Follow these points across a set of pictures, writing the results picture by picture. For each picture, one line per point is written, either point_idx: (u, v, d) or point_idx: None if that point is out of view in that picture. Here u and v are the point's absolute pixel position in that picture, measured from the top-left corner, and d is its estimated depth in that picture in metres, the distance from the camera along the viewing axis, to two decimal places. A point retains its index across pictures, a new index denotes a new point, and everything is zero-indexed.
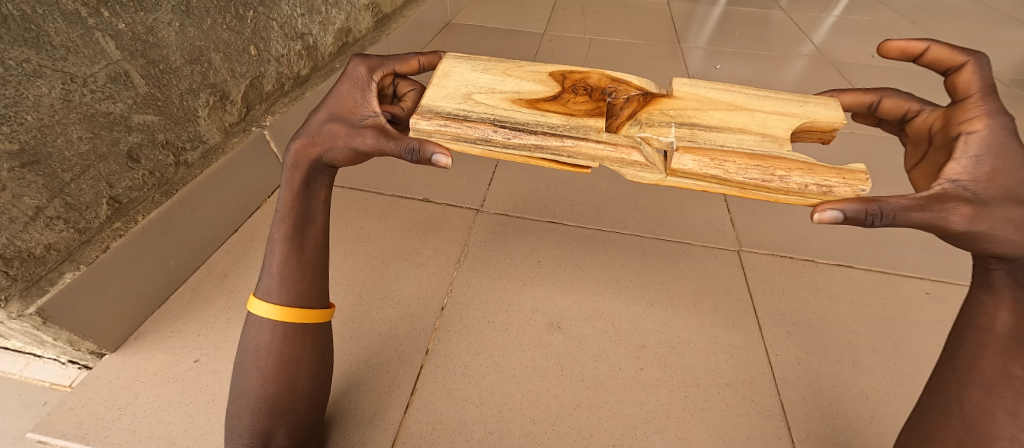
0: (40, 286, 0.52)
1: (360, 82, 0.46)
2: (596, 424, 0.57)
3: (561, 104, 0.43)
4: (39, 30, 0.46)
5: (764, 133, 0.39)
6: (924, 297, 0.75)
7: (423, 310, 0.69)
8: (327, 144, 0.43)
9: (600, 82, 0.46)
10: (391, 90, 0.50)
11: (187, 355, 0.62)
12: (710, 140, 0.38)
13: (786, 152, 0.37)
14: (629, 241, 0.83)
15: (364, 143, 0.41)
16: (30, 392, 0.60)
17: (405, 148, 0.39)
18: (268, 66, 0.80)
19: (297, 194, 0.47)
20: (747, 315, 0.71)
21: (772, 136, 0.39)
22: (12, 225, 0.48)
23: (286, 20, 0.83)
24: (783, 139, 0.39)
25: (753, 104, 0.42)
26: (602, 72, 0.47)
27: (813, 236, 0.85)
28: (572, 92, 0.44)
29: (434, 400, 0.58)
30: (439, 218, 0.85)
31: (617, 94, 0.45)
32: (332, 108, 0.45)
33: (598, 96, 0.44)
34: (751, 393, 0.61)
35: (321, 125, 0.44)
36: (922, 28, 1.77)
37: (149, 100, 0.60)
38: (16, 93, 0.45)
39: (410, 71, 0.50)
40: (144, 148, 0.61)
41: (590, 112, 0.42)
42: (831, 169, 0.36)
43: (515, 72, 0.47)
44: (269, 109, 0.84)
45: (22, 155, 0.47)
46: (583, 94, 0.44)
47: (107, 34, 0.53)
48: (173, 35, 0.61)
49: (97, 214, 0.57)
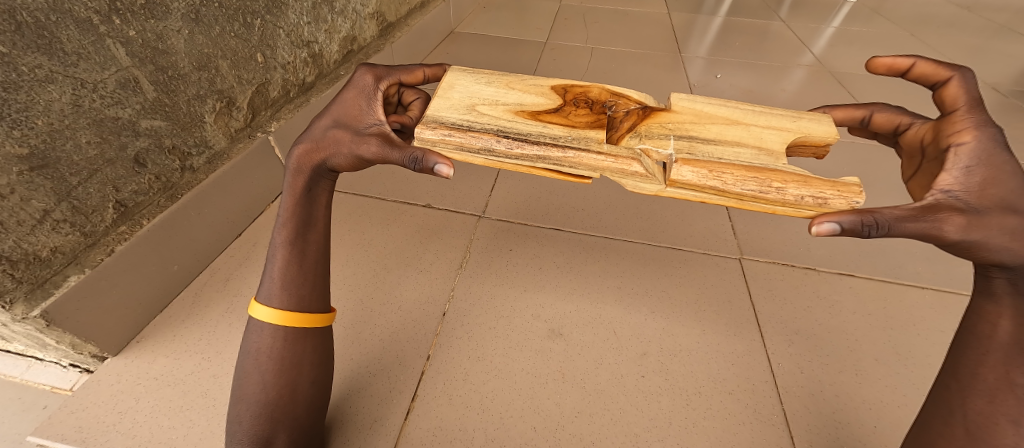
0: (45, 289, 0.52)
1: (366, 90, 0.46)
2: (597, 432, 0.57)
3: (562, 116, 0.44)
4: (52, 37, 0.47)
5: (760, 146, 0.40)
6: (926, 306, 0.75)
7: (424, 315, 0.69)
8: (331, 150, 0.44)
9: (600, 97, 0.46)
10: (395, 99, 0.51)
11: (188, 359, 0.62)
12: (707, 153, 0.39)
13: (782, 165, 0.38)
14: (631, 248, 0.83)
15: (369, 150, 0.42)
16: (31, 395, 0.60)
17: (409, 157, 0.39)
18: (274, 73, 0.82)
19: (299, 198, 0.47)
20: (749, 323, 0.71)
21: (767, 149, 0.40)
22: (20, 227, 0.48)
23: (292, 28, 0.84)
24: (779, 153, 0.39)
25: (748, 118, 0.43)
26: (602, 87, 0.47)
27: (815, 244, 0.85)
28: (573, 105, 0.45)
29: (435, 406, 0.58)
30: (440, 224, 0.86)
31: (617, 107, 0.45)
32: (338, 115, 0.45)
33: (600, 109, 0.45)
34: (754, 402, 0.60)
35: (325, 131, 0.45)
36: (921, 39, 1.80)
37: (157, 106, 0.60)
38: (28, 98, 0.46)
39: (415, 81, 0.51)
40: (151, 153, 0.62)
41: (592, 124, 0.43)
42: (825, 183, 0.36)
43: (517, 87, 0.48)
44: (274, 116, 0.85)
45: (31, 158, 0.47)
46: (584, 108, 0.45)
47: (117, 41, 0.54)
48: (182, 43, 0.62)
49: (103, 217, 0.58)
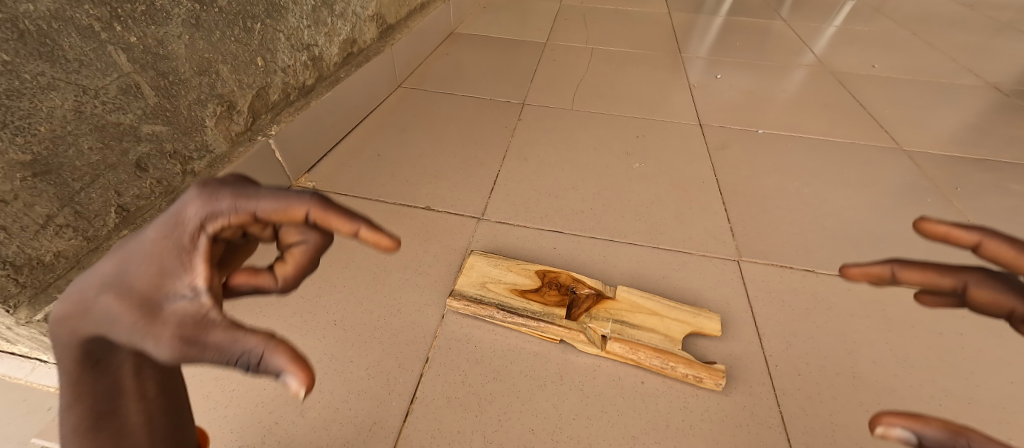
0: (49, 293, 0.52)
1: (177, 246, 0.23)
2: (595, 434, 0.57)
3: (539, 295, 0.70)
4: (54, 45, 0.47)
5: (667, 333, 0.65)
6: (925, 308, 0.75)
7: (424, 317, 0.70)
8: (101, 330, 0.24)
9: (567, 278, 0.73)
10: (263, 232, 0.27)
11: (190, 361, 0.63)
12: (632, 334, 0.64)
13: (678, 350, 0.63)
14: (630, 251, 0.83)
15: (162, 353, 0.23)
16: (36, 397, 0.61)
17: (236, 357, 0.22)
18: (274, 77, 0.83)
19: (78, 373, 0.27)
20: (747, 325, 0.71)
21: (671, 336, 0.65)
22: (23, 233, 0.49)
23: (292, 32, 0.86)
24: (677, 340, 0.65)
25: (665, 310, 0.69)
26: (569, 272, 0.74)
27: (813, 246, 0.85)
28: (548, 286, 0.71)
29: (434, 409, 0.59)
30: (440, 226, 0.86)
31: (577, 291, 0.71)
32: (115, 265, 0.24)
33: (565, 293, 0.71)
34: (751, 404, 0.61)
35: (95, 299, 0.24)
36: (922, 39, 1.79)
37: (158, 111, 0.61)
38: (31, 105, 0.46)
39: (292, 221, 0.25)
40: (153, 157, 0.62)
41: (557, 304, 0.69)
42: (703, 367, 0.61)
43: (512, 264, 0.75)
44: (274, 119, 0.86)
45: (33, 165, 0.48)
46: (554, 288, 0.71)
47: (119, 47, 0.54)
48: (182, 48, 0.63)
49: (105, 222, 0.58)
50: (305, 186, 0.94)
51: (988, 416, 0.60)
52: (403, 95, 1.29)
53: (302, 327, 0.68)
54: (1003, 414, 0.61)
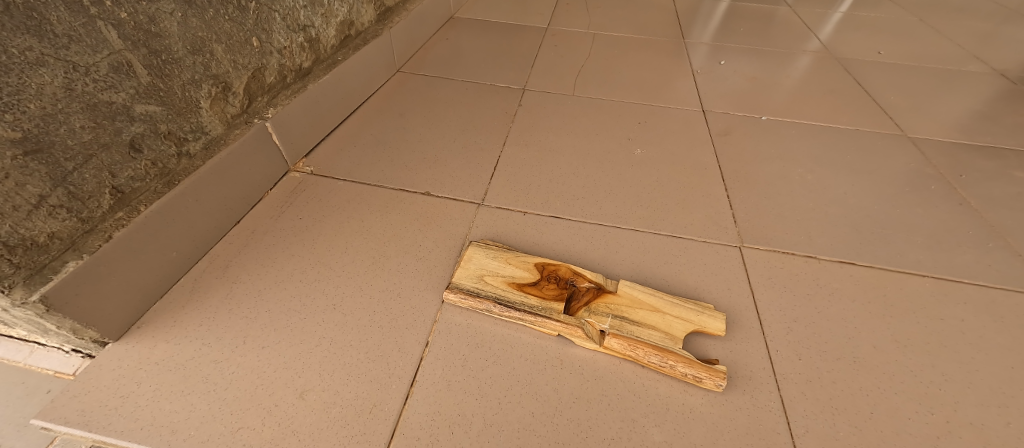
0: (44, 274, 0.51)
1: None
2: (595, 417, 0.57)
3: (537, 289, 0.69)
4: (41, 18, 0.46)
5: (668, 331, 0.64)
6: (927, 294, 0.74)
7: (423, 302, 0.69)
8: None
9: (566, 272, 0.72)
10: None
11: (189, 344, 0.62)
12: (631, 331, 0.63)
13: (678, 349, 0.62)
14: (630, 237, 0.82)
15: None
16: (35, 380, 0.61)
17: None
18: (270, 58, 0.82)
19: None
20: (748, 311, 0.70)
21: (672, 334, 0.64)
22: (16, 212, 0.48)
23: (288, 12, 0.85)
24: (678, 339, 0.63)
25: (667, 308, 0.67)
26: (568, 266, 0.73)
27: (816, 232, 0.85)
28: (546, 280, 0.71)
29: (434, 392, 0.59)
30: (440, 211, 0.86)
31: (576, 285, 0.70)
32: None
33: (563, 286, 0.70)
34: (751, 388, 0.61)
35: None
36: (929, 25, 1.76)
37: (151, 90, 0.60)
38: (19, 81, 0.45)
39: None
40: (147, 137, 0.61)
41: (556, 298, 0.68)
42: (704, 367, 0.60)
43: (511, 257, 0.74)
44: (271, 102, 0.85)
45: (24, 143, 0.47)
46: (552, 282, 0.71)
47: (109, 23, 0.53)
48: (174, 26, 0.62)
49: (99, 203, 0.57)
50: (303, 171, 0.93)
51: (987, 401, 0.61)
52: (401, 79, 1.27)
53: (301, 311, 0.67)
54: (1001, 398, 0.61)
